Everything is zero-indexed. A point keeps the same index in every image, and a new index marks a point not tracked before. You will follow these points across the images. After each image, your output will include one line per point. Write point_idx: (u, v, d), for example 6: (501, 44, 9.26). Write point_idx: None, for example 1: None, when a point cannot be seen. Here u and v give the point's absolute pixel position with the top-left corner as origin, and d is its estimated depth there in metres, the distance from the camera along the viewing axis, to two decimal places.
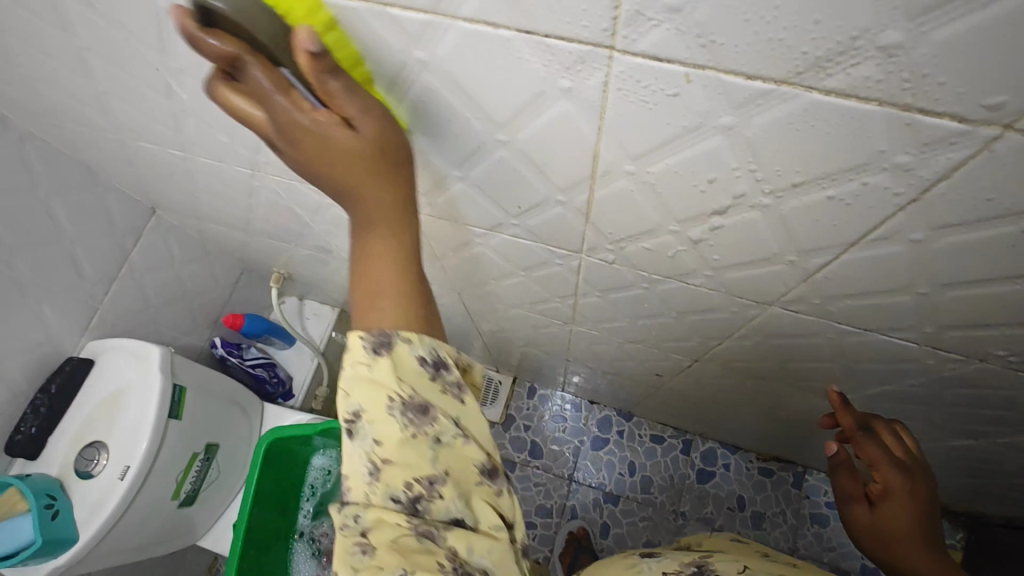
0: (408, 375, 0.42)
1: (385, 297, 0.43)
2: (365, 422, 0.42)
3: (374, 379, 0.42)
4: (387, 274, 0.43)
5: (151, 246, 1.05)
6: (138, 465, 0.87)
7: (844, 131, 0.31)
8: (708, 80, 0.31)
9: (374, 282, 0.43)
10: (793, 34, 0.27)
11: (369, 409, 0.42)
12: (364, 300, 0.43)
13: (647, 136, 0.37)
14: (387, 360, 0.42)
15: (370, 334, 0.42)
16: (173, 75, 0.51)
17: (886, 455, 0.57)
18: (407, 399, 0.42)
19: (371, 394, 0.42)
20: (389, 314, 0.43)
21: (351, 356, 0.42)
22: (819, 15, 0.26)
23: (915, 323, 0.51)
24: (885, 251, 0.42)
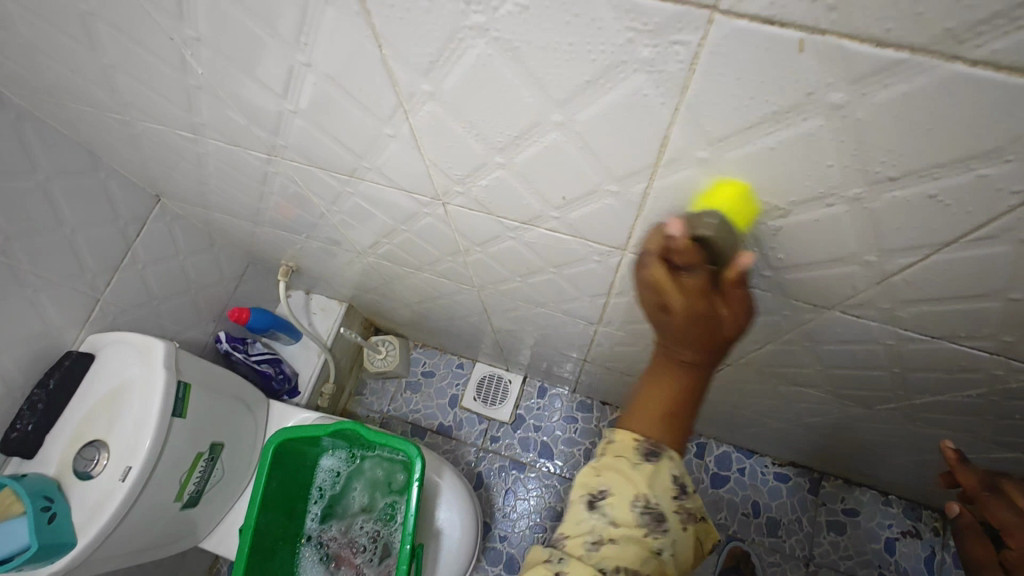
0: (659, 489, 0.48)
1: (649, 412, 0.50)
2: (607, 502, 0.48)
3: (634, 472, 0.48)
4: (659, 394, 0.50)
5: (154, 236, 1.00)
6: (139, 466, 0.82)
7: (982, 112, 0.27)
8: (826, 48, 0.27)
9: (643, 403, 0.51)
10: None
11: (616, 492, 0.48)
12: (638, 409, 0.51)
13: (733, 117, 0.33)
14: (653, 466, 0.48)
15: (646, 440, 0.49)
16: (189, 46, 0.46)
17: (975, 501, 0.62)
18: (653, 504, 0.47)
19: (625, 482, 0.48)
20: (658, 421, 0.50)
21: (615, 450, 0.50)
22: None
23: (996, 331, 0.47)
24: (985, 251, 0.37)
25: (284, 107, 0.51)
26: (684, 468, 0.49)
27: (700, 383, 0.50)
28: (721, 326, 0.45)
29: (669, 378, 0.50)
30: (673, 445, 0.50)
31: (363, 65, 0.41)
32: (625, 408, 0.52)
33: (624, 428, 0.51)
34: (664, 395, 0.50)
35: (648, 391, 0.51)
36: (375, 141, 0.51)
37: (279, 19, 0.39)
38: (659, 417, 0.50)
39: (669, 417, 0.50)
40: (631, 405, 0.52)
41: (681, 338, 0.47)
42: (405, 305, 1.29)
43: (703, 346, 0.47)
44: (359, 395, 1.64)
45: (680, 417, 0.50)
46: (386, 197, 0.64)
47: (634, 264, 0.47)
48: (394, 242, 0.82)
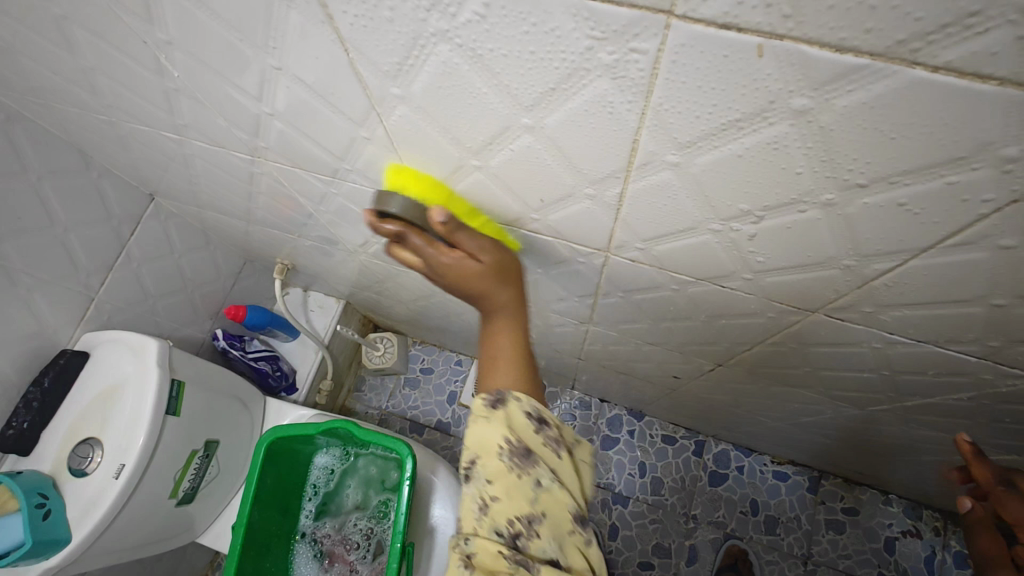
0: (518, 428, 0.48)
1: (504, 363, 0.53)
2: (479, 466, 0.47)
3: (490, 423, 0.48)
4: (509, 343, 0.54)
5: (149, 235, 1.01)
6: (133, 464, 0.83)
7: (949, 119, 0.26)
8: (786, 52, 0.26)
9: (499, 355, 0.53)
10: (899, 3, 0.22)
11: (482, 453, 0.47)
12: (531, 377, 0.53)
13: (699, 121, 0.32)
14: (502, 413, 0.48)
15: (488, 393, 0.50)
16: (163, 49, 0.46)
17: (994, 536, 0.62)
18: (514, 444, 0.47)
19: (486, 439, 0.47)
20: (511, 371, 0.52)
21: (484, 427, 0.48)
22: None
23: (980, 335, 0.46)
24: (964, 257, 0.36)
25: (261, 109, 0.50)
26: (543, 410, 0.50)
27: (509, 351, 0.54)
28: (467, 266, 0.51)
29: (500, 329, 0.55)
30: (518, 389, 0.51)
31: (332, 69, 0.40)
32: (478, 388, 0.54)
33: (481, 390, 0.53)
34: (512, 342, 0.54)
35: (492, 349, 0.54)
36: (352, 143, 0.51)
37: (245, 23, 0.38)
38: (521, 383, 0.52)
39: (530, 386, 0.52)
40: (487, 361, 0.54)
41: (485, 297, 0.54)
42: (401, 303, 1.29)
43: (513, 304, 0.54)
44: (358, 391, 1.65)
45: (526, 367, 0.54)
46: (370, 198, 0.64)
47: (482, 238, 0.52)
48: (382, 242, 0.82)
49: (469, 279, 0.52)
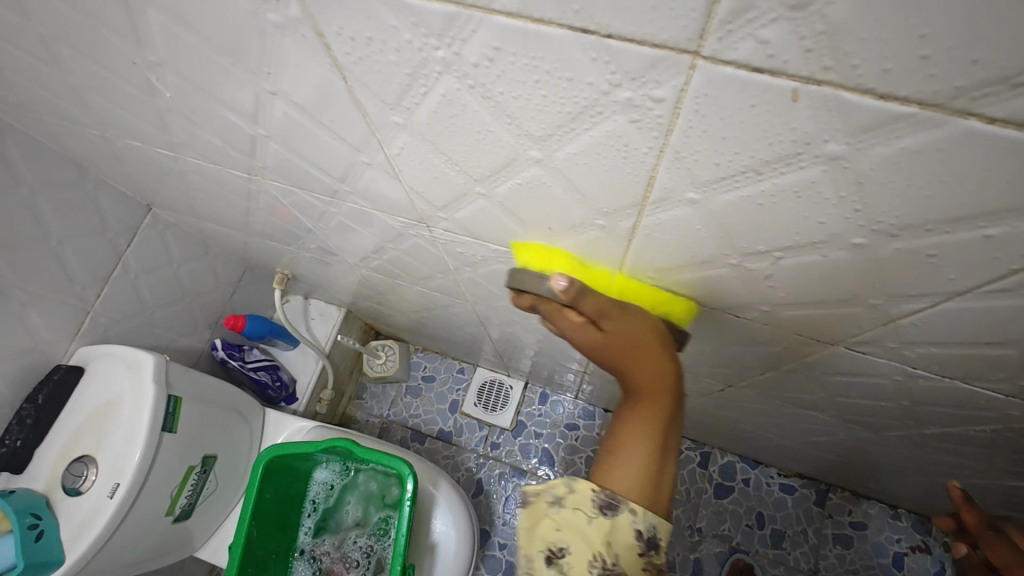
0: (618, 544, 0.46)
1: (625, 459, 0.49)
2: (566, 561, 0.47)
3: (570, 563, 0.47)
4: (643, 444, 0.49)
5: (146, 246, 0.99)
6: (128, 483, 0.81)
7: (1002, 171, 0.24)
8: (822, 98, 0.24)
9: (620, 449, 0.49)
10: (950, 59, 0.20)
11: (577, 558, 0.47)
12: (604, 468, 0.49)
13: (722, 162, 0.30)
14: (610, 521, 0.46)
15: (604, 491, 0.47)
16: (153, 70, 0.44)
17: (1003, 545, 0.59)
18: (610, 563, 0.46)
19: (582, 542, 0.47)
20: (634, 470, 0.48)
21: (576, 501, 0.48)
22: (978, 54, 0.20)
23: (1010, 375, 0.44)
24: (1001, 303, 0.34)
25: (256, 131, 0.48)
26: (646, 524, 0.47)
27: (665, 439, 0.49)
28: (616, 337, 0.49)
29: (638, 422, 0.50)
30: (636, 497, 0.47)
31: (331, 97, 0.38)
32: (596, 463, 0.50)
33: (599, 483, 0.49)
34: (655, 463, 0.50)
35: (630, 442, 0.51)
36: (352, 166, 0.49)
37: (237, 48, 0.36)
38: (638, 475, 0.48)
39: (656, 480, 0.48)
40: (611, 450, 0.50)
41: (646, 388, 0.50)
42: (403, 312, 1.27)
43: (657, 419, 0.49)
44: (359, 399, 1.63)
45: (666, 451, 0.50)
46: (370, 217, 0.62)
47: (640, 320, 0.49)
48: (384, 257, 0.80)
49: (601, 353, 0.51)
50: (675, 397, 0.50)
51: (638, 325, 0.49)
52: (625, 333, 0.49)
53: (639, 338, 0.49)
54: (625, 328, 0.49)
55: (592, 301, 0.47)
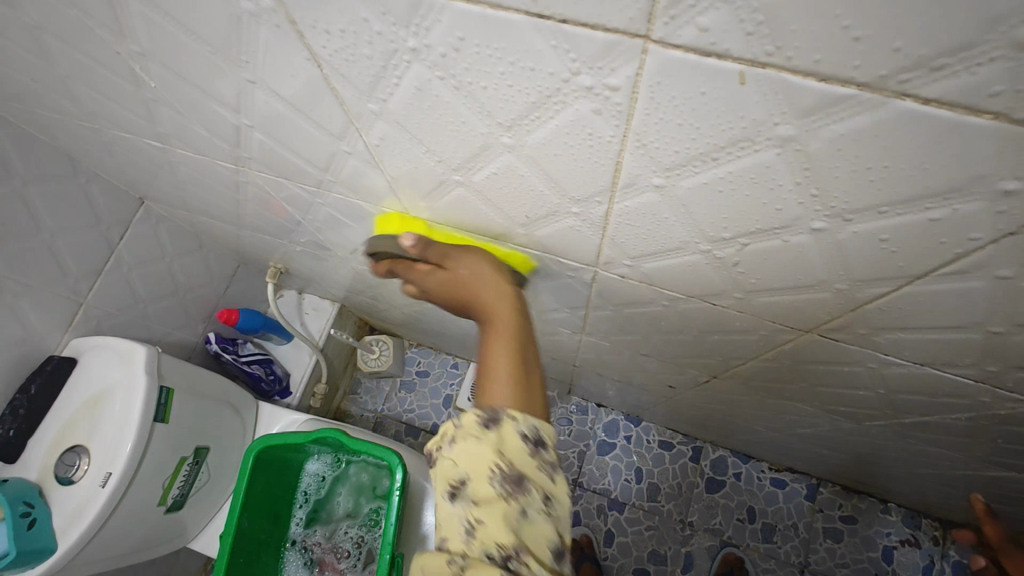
0: (511, 453, 0.43)
1: (497, 381, 0.47)
2: (467, 485, 0.43)
3: (521, 532, 0.42)
4: (503, 359, 0.47)
5: (139, 240, 1.00)
6: (119, 472, 0.82)
7: (943, 149, 0.25)
8: (768, 80, 0.24)
9: (491, 369, 0.48)
10: (882, 40, 0.21)
11: (498, 524, 0.42)
12: (484, 381, 0.48)
13: (683, 146, 0.31)
14: (495, 434, 0.44)
15: (527, 427, 0.45)
16: (137, 61, 0.45)
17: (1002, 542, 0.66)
18: (506, 469, 0.43)
19: (475, 458, 0.43)
20: (507, 386, 0.46)
21: (461, 429, 0.45)
22: (899, 42, 0.21)
23: (977, 360, 0.45)
24: (958, 285, 0.35)
25: (240, 121, 0.49)
26: (532, 424, 0.45)
27: (525, 342, 0.49)
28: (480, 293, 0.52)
29: (496, 349, 0.48)
30: (515, 408, 0.45)
31: (309, 86, 0.39)
32: (477, 386, 0.48)
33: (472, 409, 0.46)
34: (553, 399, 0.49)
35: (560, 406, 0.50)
36: (334, 156, 0.50)
37: (217, 38, 0.37)
38: (508, 385, 0.46)
39: (522, 383, 0.47)
40: (483, 373, 0.48)
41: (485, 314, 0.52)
42: (395, 307, 1.28)
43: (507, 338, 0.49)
44: (353, 394, 1.64)
45: (527, 374, 0.48)
46: (355, 208, 0.63)
47: (475, 257, 0.53)
48: (372, 249, 0.81)
49: (442, 292, 0.54)
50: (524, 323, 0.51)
51: (474, 271, 0.52)
52: (469, 284, 0.52)
53: (485, 281, 0.52)
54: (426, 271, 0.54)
55: (435, 250, 0.53)
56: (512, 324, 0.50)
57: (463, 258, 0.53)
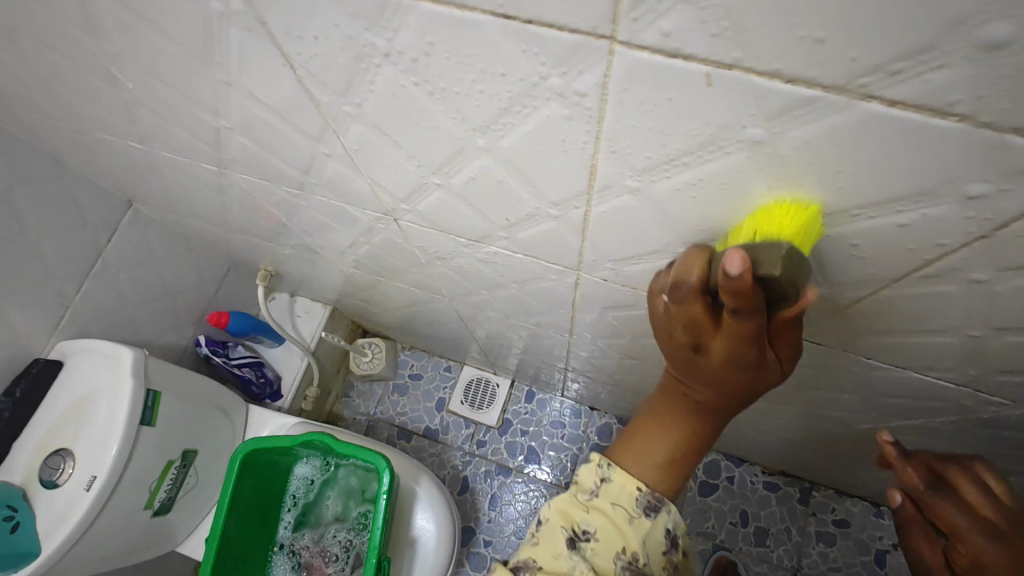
0: (625, 503, 0.43)
1: (655, 441, 0.44)
2: (590, 546, 0.44)
3: (626, 529, 0.43)
4: (661, 448, 0.43)
5: (127, 242, 0.99)
6: (105, 476, 0.82)
7: (912, 152, 0.24)
8: (735, 82, 0.24)
9: (643, 447, 0.44)
10: (842, 42, 0.21)
11: (601, 540, 0.44)
12: (627, 446, 0.45)
13: (656, 149, 0.31)
14: (649, 518, 0.43)
15: (647, 491, 0.43)
16: (113, 62, 0.44)
17: (966, 518, 0.43)
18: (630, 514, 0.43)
19: (612, 520, 0.44)
20: (654, 468, 0.43)
21: (616, 497, 0.44)
22: (860, 46, 0.21)
23: (959, 364, 0.44)
24: (934, 289, 0.35)
25: (220, 123, 0.49)
26: (679, 519, 0.44)
27: (703, 436, 0.42)
28: (712, 349, 0.34)
29: (653, 432, 0.44)
30: (659, 480, 0.43)
31: (285, 88, 0.39)
32: (620, 436, 0.47)
33: (617, 465, 0.45)
34: (666, 444, 0.43)
35: (641, 429, 0.45)
36: (314, 159, 0.49)
37: (189, 39, 0.37)
38: (661, 462, 0.43)
39: (674, 464, 0.43)
40: (626, 437, 0.46)
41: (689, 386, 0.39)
42: (387, 310, 1.28)
43: (701, 408, 0.40)
44: (346, 397, 1.63)
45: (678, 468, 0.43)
46: (340, 211, 0.63)
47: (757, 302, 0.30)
48: (360, 252, 0.81)
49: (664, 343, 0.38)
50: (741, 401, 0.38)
51: None
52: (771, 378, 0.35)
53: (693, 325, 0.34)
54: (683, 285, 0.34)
55: None
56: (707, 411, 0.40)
57: (717, 330, 0.33)
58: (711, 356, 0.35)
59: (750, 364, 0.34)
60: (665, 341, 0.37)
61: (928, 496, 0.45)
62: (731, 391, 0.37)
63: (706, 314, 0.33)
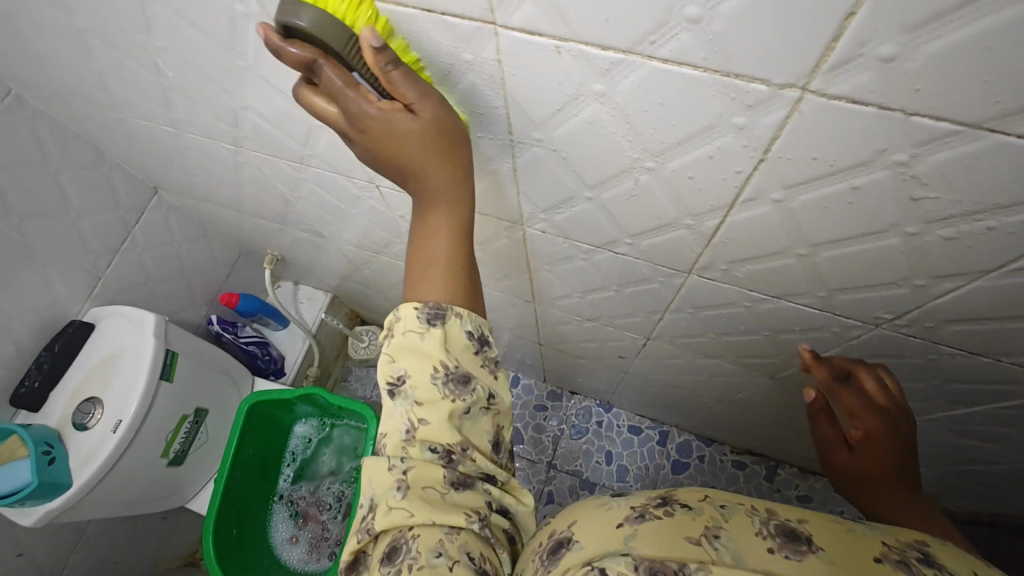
0: (455, 347, 0.47)
1: (438, 267, 0.49)
2: (408, 386, 0.47)
3: (424, 345, 0.47)
4: (446, 252, 0.49)
5: (152, 225, 1.14)
6: (129, 420, 0.95)
7: (691, 96, 0.37)
8: (574, 50, 0.38)
9: (433, 257, 0.49)
10: (622, 22, 0.34)
11: (415, 375, 0.47)
12: (421, 276, 0.49)
13: (543, 104, 0.44)
14: (439, 330, 0.47)
15: (424, 305, 0.47)
16: (159, 54, 0.58)
17: (863, 403, 0.59)
18: (449, 369, 0.47)
19: (419, 360, 0.47)
20: (441, 283, 0.49)
21: (404, 323, 0.47)
22: (632, 24, 0.34)
23: (809, 287, 0.56)
24: (757, 212, 0.47)
25: (238, 104, 0.63)
26: (475, 319, 0.48)
27: (462, 245, 0.49)
28: (399, 123, 0.43)
29: (435, 240, 0.49)
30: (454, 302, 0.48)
31: (287, 70, 0.53)
32: (410, 278, 0.50)
33: (407, 301, 0.49)
34: (447, 242, 0.49)
35: (426, 242, 0.50)
36: (310, 131, 0.63)
37: (219, 33, 0.51)
38: (451, 293, 0.48)
39: (457, 277, 0.49)
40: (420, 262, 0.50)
41: (459, 183, 0.47)
42: (381, 294, 1.41)
43: (445, 176, 0.47)
44: (344, 381, 1.76)
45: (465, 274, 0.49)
46: (333, 182, 0.76)
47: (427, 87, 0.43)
48: (352, 226, 0.94)
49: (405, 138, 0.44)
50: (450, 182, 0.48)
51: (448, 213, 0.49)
52: (424, 119, 0.44)
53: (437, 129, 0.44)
54: (399, 122, 0.43)
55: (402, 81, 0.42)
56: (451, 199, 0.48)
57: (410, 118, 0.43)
58: (370, 140, 0.44)
59: (497, 140, 0.43)
60: (381, 134, 0.44)
61: (838, 386, 0.61)
62: (436, 158, 0.46)
63: (393, 109, 0.43)
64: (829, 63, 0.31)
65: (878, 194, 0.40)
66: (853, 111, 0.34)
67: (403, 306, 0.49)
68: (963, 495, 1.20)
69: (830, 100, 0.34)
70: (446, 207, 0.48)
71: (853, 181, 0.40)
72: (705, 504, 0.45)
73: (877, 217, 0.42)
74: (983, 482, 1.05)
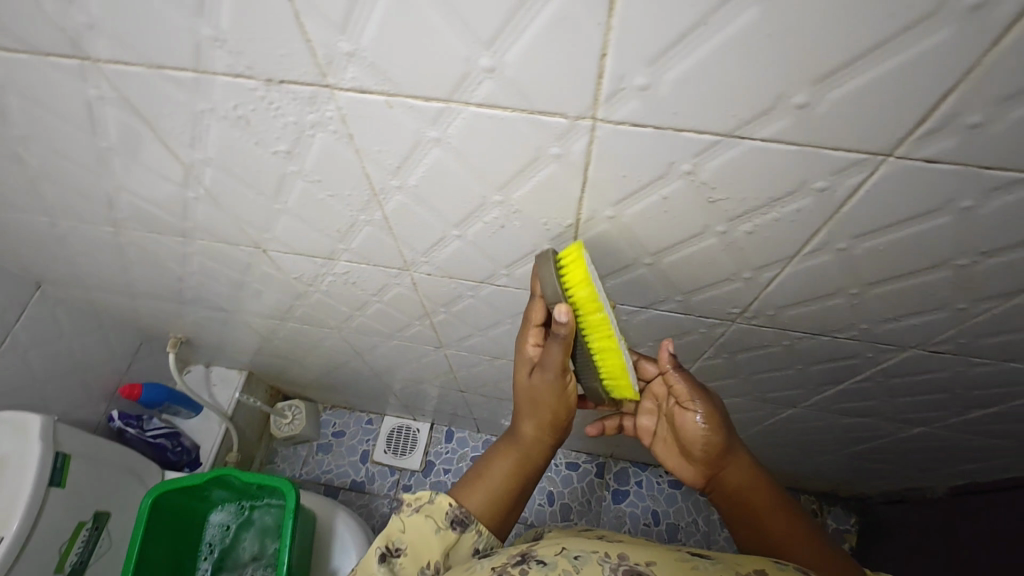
0: (453, 557, 0.57)
1: (485, 483, 0.61)
2: (401, 559, 0.56)
3: (437, 538, 0.57)
4: (502, 470, 0.61)
5: (36, 321, 1.08)
6: (12, 535, 0.86)
7: (510, 132, 0.43)
8: (402, 103, 0.43)
9: (486, 474, 0.61)
10: (434, 76, 0.40)
11: (412, 553, 0.56)
12: (473, 482, 0.61)
13: (390, 152, 0.49)
14: (453, 536, 0.57)
15: (457, 508, 0.58)
16: (20, 143, 0.59)
17: None
18: (437, 569, 0.56)
19: (425, 543, 0.57)
20: (481, 495, 0.60)
21: (431, 509, 0.58)
22: (442, 77, 0.40)
23: (666, 294, 0.63)
24: (598, 230, 0.53)
25: (110, 185, 0.64)
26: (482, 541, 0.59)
27: (525, 465, 0.62)
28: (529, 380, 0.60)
29: (502, 457, 0.62)
30: (478, 515, 0.59)
31: (151, 145, 0.55)
32: (465, 478, 0.62)
33: (456, 491, 0.61)
34: (502, 471, 0.61)
35: (488, 463, 0.62)
36: (187, 203, 0.65)
37: (78, 117, 0.53)
38: (484, 496, 0.60)
39: (496, 498, 0.60)
40: (476, 473, 0.62)
41: (523, 412, 0.61)
42: (298, 364, 1.38)
43: (532, 416, 0.61)
44: (271, 463, 1.67)
45: (516, 486, 0.61)
46: (222, 253, 0.77)
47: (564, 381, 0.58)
48: (251, 295, 0.94)
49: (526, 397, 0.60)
50: (553, 428, 0.61)
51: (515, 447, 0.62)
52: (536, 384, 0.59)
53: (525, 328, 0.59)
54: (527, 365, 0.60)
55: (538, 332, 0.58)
56: (538, 431, 0.61)
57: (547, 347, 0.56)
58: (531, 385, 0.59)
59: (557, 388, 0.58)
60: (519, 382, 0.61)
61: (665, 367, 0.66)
62: (531, 413, 0.61)
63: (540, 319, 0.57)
64: (601, 95, 0.38)
65: (684, 200, 0.47)
66: (637, 134, 0.41)
67: (422, 492, 0.60)
68: (869, 476, 1.29)
69: (615, 126, 0.40)
70: (528, 431, 0.61)
71: (660, 192, 0.47)
72: (562, 558, 0.50)
73: (691, 221, 0.49)
74: (878, 459, 1.14)
